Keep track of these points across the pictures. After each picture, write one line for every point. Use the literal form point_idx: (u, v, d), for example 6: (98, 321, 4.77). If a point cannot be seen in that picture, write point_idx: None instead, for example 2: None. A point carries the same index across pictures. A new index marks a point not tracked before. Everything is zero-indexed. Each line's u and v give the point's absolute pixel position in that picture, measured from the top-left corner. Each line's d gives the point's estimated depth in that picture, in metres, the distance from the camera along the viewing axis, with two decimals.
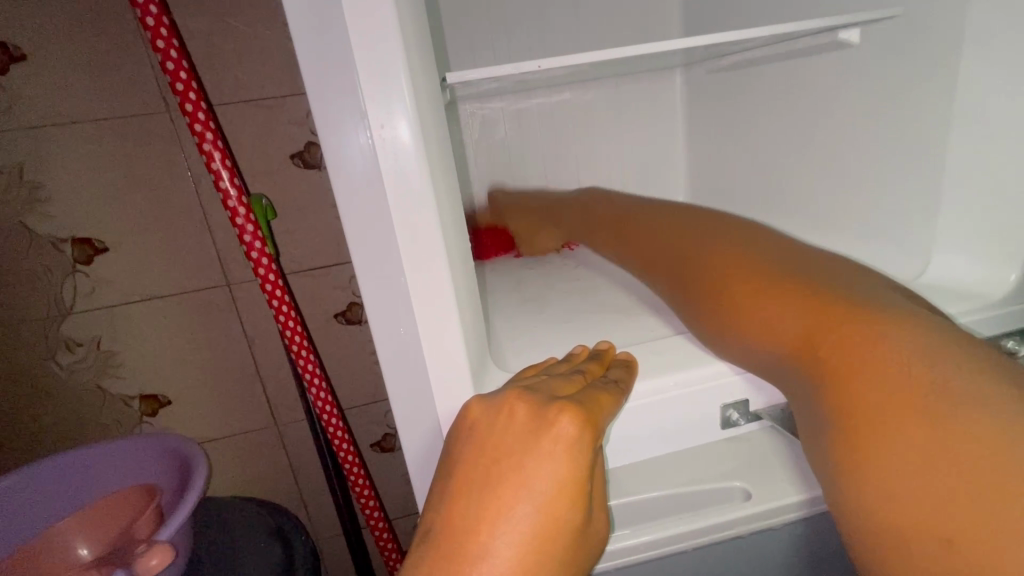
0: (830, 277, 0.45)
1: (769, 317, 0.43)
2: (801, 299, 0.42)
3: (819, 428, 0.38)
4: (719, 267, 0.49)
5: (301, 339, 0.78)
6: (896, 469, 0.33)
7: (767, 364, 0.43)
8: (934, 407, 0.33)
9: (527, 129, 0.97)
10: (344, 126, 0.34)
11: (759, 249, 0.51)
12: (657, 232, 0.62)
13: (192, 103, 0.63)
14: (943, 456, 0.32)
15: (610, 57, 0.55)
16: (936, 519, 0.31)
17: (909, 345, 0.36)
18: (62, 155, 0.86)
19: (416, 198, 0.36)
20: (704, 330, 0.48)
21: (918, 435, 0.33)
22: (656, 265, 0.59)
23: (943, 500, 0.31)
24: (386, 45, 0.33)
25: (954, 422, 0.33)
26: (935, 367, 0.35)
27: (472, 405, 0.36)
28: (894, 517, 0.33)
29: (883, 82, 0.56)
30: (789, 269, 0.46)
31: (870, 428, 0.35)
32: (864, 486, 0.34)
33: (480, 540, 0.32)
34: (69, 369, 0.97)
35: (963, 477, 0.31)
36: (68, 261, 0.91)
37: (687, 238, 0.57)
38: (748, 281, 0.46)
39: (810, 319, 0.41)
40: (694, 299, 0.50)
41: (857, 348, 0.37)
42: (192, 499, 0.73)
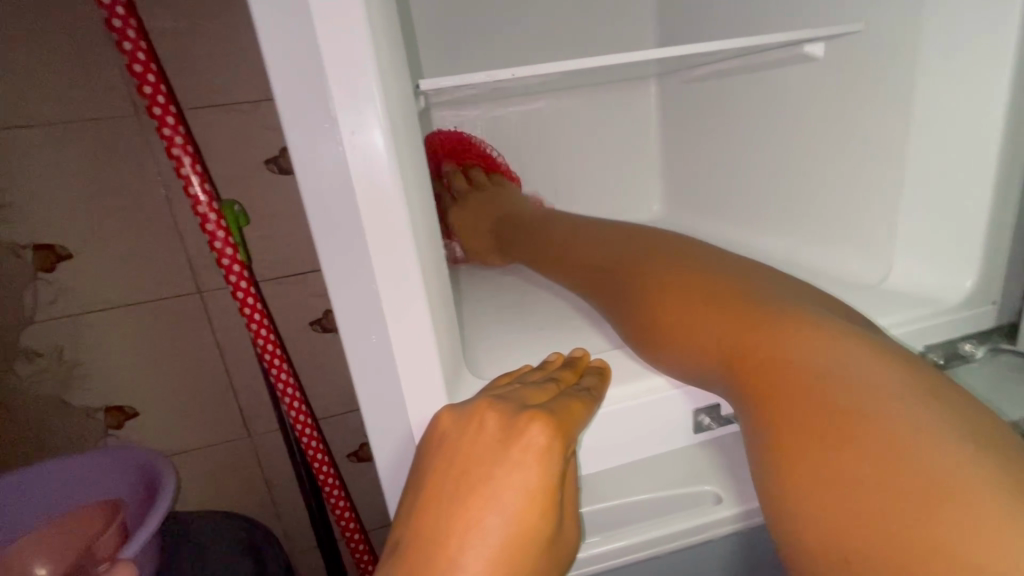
0: (761, 285, 0.45)
1: (701, 332, 0.43)
2: (734, 313, 0.42)
3: (756, 441, 0.38)
4: (646, 284, 0.48)
5: (274, 348, 0.77)
6: (835, 482, 0.33)
7: (702, 377, 0.43)
8: (858, 415, 0.34)
9: (505, 138, 0.98)
10: (314, 132, 0.33)
11: (689, 258, 0.49)
12: (588, 248, 0.59)
13: (160, 106, 0.62)
14: (872, 463, 0.33)
15: (584, 66, 0.56)
16: (868, 527, 0.32)
17: (839, 359, 0.37)
18: (25, 159, 0.83)
19: (387, 205, 0.35)
20: (642, 347, 0.47)
21: (847, 444, 0.34)
22: (591, 283, 0.56)
23: (874, 507, 0.32)
24: (357, 52, 0.32)
25: (878, 428, 0.33)
26: (859, 376, 0.36)
27: (443, 414, 0.36)
28: (839, 533, 0.33)
29: (847, 95, 0.58)
30: (718, 277, 0.46)
31: (801, 439, 0.35)
32: (806, 504, 0.34)
33: (449, 552, 0.32)
34: (28, 380, 0.93)
35: (890, 481, 0.32)
36: (28, 268, 0.88)
37: (614, 256, 0.54)
38: (679, 294, 0.45)
39: (744, 334, 0.41)
40: (626, 313, 0.49)
41: (785, 361, 0.38)
42: (157, 515, 0.70)
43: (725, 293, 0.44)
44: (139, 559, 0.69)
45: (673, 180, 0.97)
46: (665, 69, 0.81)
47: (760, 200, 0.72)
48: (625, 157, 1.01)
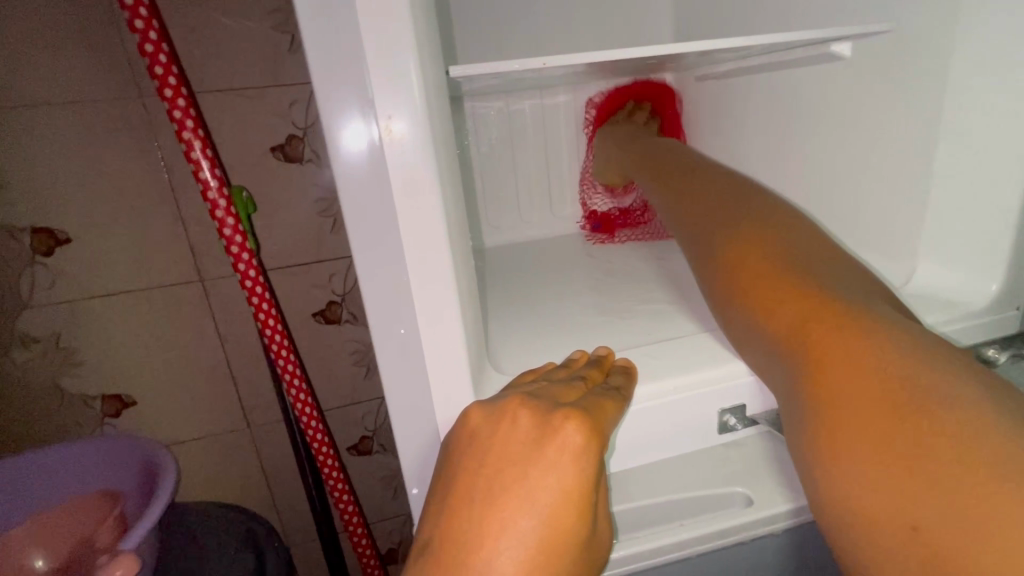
0: (828, 270, 0.45)
1: (766, 308, 0.43)
2: (797, 292, 0.42)
3: (801, 422, 0.39)
4: (733, 238, 0.49)
5: (282, 338, 0.75)
6: (876, 462, 0.34)
7: (763, 354, 0.44)
8: (912, 400, 0.34)
9: (519, 131, 0.95)
10: (351, 117, 0.32)
11: (777, 228, 0.49)
12: (689, 187, 0.59)
13: (171, 88, 0.60)
14: (921, 448, 0.32)
15: (612, 57, 0.54)
16: (910, 509, 0.32)
17: (892, 343, 0.37)
18: (26, 139, 0.81)
19: (421, 193, 0.34)
20: (721, 308, 0.49)
21: (889, 429, 0.34)
22: (688, 210, 0.57)
23: (921, 489, 0.32)
24: (395, 35, 0.31)
25: (929, 415, 0.33)
26: (916, 363, 0.36)
27: (471, 412, 0.35)
28: (878, 513, 0.33)
29: (872, 96, 0.57)
30: (794, 257, 0.46)
31: (843, 423, 0.36)
32: (847, 485, 0.35)
33: (482, 555, 0.30)
34: (23, 367, 0.91)
35: (937, 471, 0.32)
36: (26, 252, 0.85)
37: (724, 186, 0.56)
38: (757, 262, 0.46)
39: (800, 313, 0.41)
40: (714, 263, 0.50)
41: (842, 343, 0.38)
42: (158, 508, 0.69)
43: (795, 273, 0.44)
44: (140, 551, 0.68)
45: None
46: (685, 65, 0.80)
47: None
48: None
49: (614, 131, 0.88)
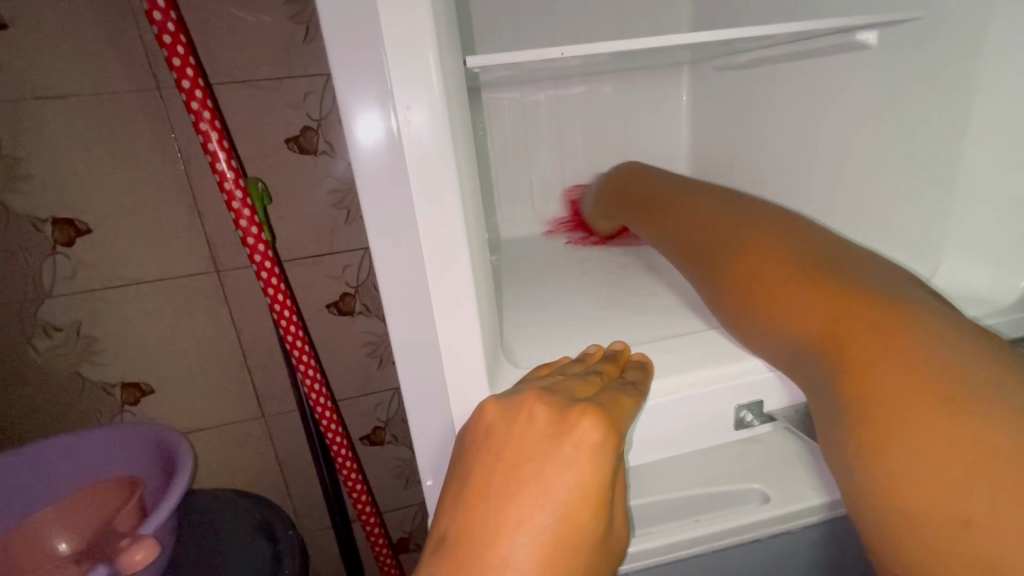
0: (852, 264, 0.45)
1: (791, 305, 0.43)
2: (824, 289, 0.42)
3: (835, 419, 0.39)
4: (743, 254, 0.49)
5: (296, 329, 0.76)
6: (919, 457, 0.34)
7: (787, 353, 0.43)
8: (955, 401, 0.34)
9: (534, 123, 0.95)
10: (368, 110, 0.32)
11: (793, 236, 0.48)
12: (689, 217, 0.58)
13: (189, 80, 0.60)
14: (969, 446, 0.33)
15: (630, 47, 0.53)
16: (960, 506, 0.32)
17: (931, 338, 0.37)
18: (45, 130, 0.82)
19: (439, 185, 0.34)
20: (731, 321, 0.48)
21: (933, 424, 0.34)
22: (694, 237, 0.56)
23: (965, 483, 0.32)
24: (413, 26, 0.31)
25: (970, 412, 0.34)
26: (958, 362, 0.36)
27: (488, 406, 0.34)
28: (924, 510, 0.33)
29: (896, 87, 0.55)
30: (812, 256, 0.46)
31: (883, 418, 0.35)
32: (888, 478, 0.35)
33: (497, 552, 0.30)
34: (47, 354, 0.93)
35: (980, 466, 0.32)
36: (47, 242, 0.87)
37: (722, 212, 0.55)
38: (778, 265, 0.46)
39: (832, 309, 0.41)
40: (721, 283, 0.49)
41: (880, 342, 0.38)
42: (176, 493, 0.70)
43: (820, 273, 0.44)
44: (161, 535, 0.70)
45: (702, 171, 0.96)
46: (703, 55, 0.79)
47: (797, 190, 0.70)
48: (654, 144, 1.00)
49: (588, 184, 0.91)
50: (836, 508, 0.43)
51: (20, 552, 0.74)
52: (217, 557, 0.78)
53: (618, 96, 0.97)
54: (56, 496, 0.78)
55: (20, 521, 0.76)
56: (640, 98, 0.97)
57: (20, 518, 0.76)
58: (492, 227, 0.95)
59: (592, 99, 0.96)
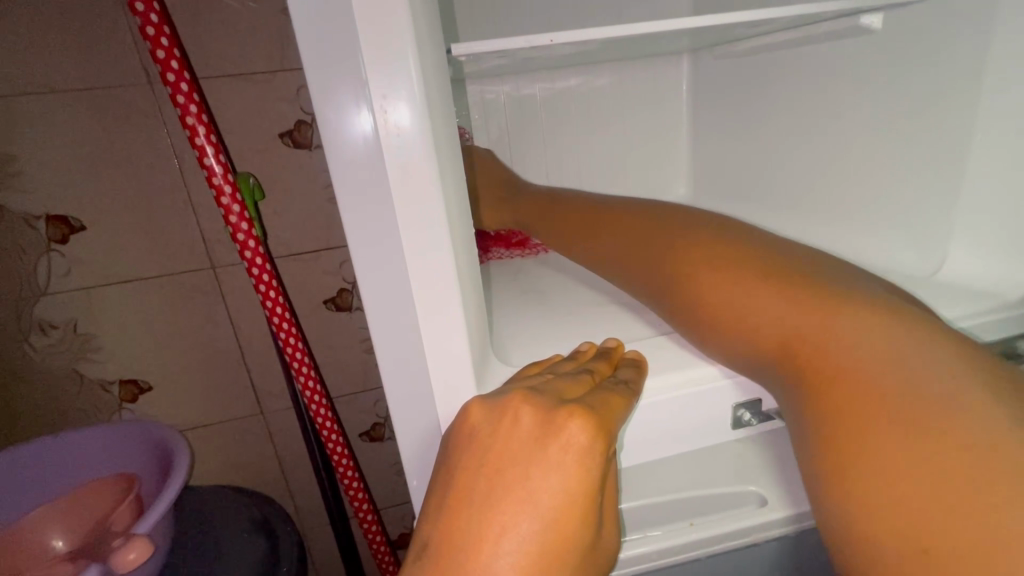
0: (816, 269, 0.44)
1: (750, 312, 0.41)
2: (785, 295, 0.41)
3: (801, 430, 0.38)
4: (688, 260, 0.46)
5: (290, 326, 0.75)
6: (882, 471, 0.33)
7: (749, 361, 0.42)
8: (918, 413, 0.33)
9: (529, 115, 0.93)
10: (344, 101, 0.31)
11: (746, 241, 0.47)
12: (621, 228, 0.55)
13: (174, 72, 0.59)
14: (937, 470, 0.32)
15: (625, 34, 0.51)
16: (926, 533, 0.31)
17: (894, 348, 0.36)
18: (36, 126, 0.81)
19: (419, 182, 0.33)
20: (682, 329, 0.46)
21: (896, 438, 0.33)
22: (625, 250, 0.53)
23: (924, 496, 0.32)
24: (389, 14, 0.29)
25: (934, 424, 0.33)
26: (927, 378, 0.35)
27: (473, 407, 0.33)
28: (885, 525, 0.33)
29: (904, 74, 0.53)
30: (777, 261, 0.44)
31: (849, 432, 0.35)
32: (851, 492, 0.34)
33: (481, 560, 0.29)
34: (43, 353, 0.93)
35: (941, 479, 0.32)
36: (42, 239, 0.86)
37: (658, 222, 0.52)
38: (732, 269, 0.44)
39: (796, 317, 0.40)
40: (667, 291, 0.47)
41: (844, 359, 0.37)
42: (171, 491, 0.69)
43: (779, 278, 0.42)
44: (156, 533, 0.69)
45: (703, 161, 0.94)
46: (704, 42, 0.77)
47: (798, 182, 0.68)
48: (654, 134, 0.97)
49: (502, 179, 0.83)
50: None
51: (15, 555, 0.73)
52: (216, 554, 0.78)
53: (616, 85, 0.94)
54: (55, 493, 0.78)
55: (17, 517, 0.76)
56: (639, 87, 0.95)
57: (19, 514, 0.76)
58: None
59: (590, 89, 0.93)
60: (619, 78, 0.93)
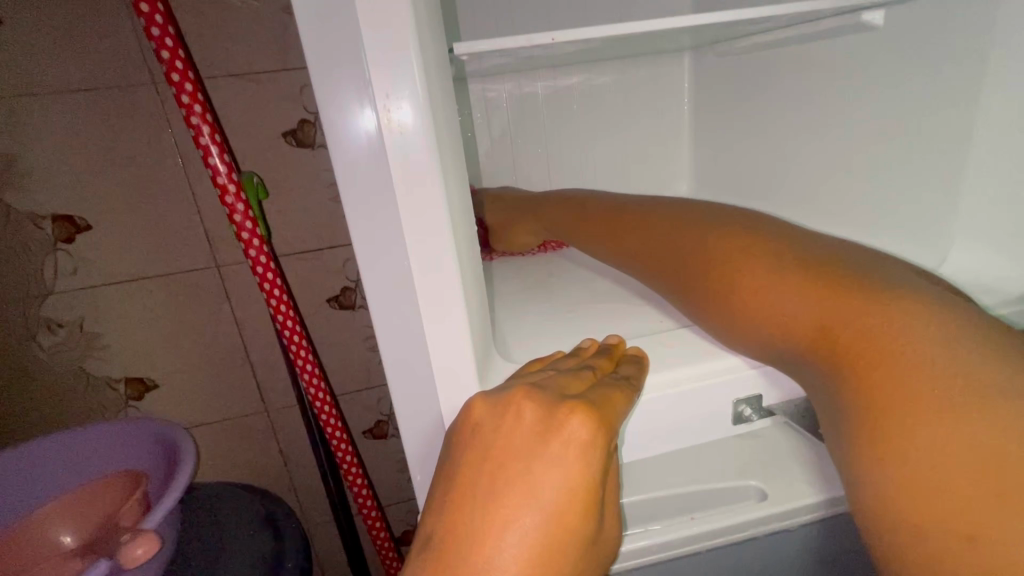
0: (843, 260, 0.43)
1: (780, 302, 0.41)
2: (815, 285, 0.41)
3: (836, 419, 0.37)
4: (716, 255, 0.46)
5: (293, 324, 0.75)
6: (920, 457, 0.32)
7: (781, 350, 0.42)
8: (958, 398, 0.32)
9: (531, 114, 0.94)
10: (347, 100, 0.31)
11: (767, 234, 0.47)
12: (645, 226, 0.56)
13: (179, 73, 0.59)
14: (986, 451, 0.31)
15: (626, 32, 0.52)
16: (969, 519, 0.30)
17: (930, 334, 0.35)
18: (42, 127, 0.81)
19: (421, 180, 0.33)
20: (709, 322, 0.46)
21: (934, 423, 0.32)
22: (651, 247, 0.53)
23: (966, 482, 0.31)
24: (391, 14, 0.30)
25: (974, 409, 0.32)
26: (961, 357, 0.34)
27: (475, 403, 0.33)
28: (924, 511, 0.32)
29: (904, 71, 0.54)
30: (797, 251, 0.44)
31: (884, 417, 0.34)
32: (887, 477, 0.33)
33: (483, 553, 0.30)
34: (51, 351, 0.94)
35: (984, 465, 0.31)
36: (48, 239, 0.87)
37: (680, 220, 0.53)
38: (759, 261, 0.44)
39: (826, 305, 0.39)
40: (693, 286, 0.47)
41: (881, 342, 0.36)
42: (178, 488, 0.70)
43: (808, 269, 0.42)
44: (162, 529, 0.70)
45: (704, 159, 0.94)
46: (705, 39, 0.77)
47: (800, 179, 0.68)
48: (656, 132, 0.98)
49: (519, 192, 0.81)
50: (835, 506, 0.43)
51: (19, 556, 0.73)
52: (222, 550, 0.79)
53: (618, 83, 0.94)
54: (54, 493, 0.78)
55: (17, 518, 0.76)
56: (641, 85, 0.95)
57: (19, 514, 0.76)
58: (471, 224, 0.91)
59: (592, 87, 0.94)
60: (621, 75, 0.93)
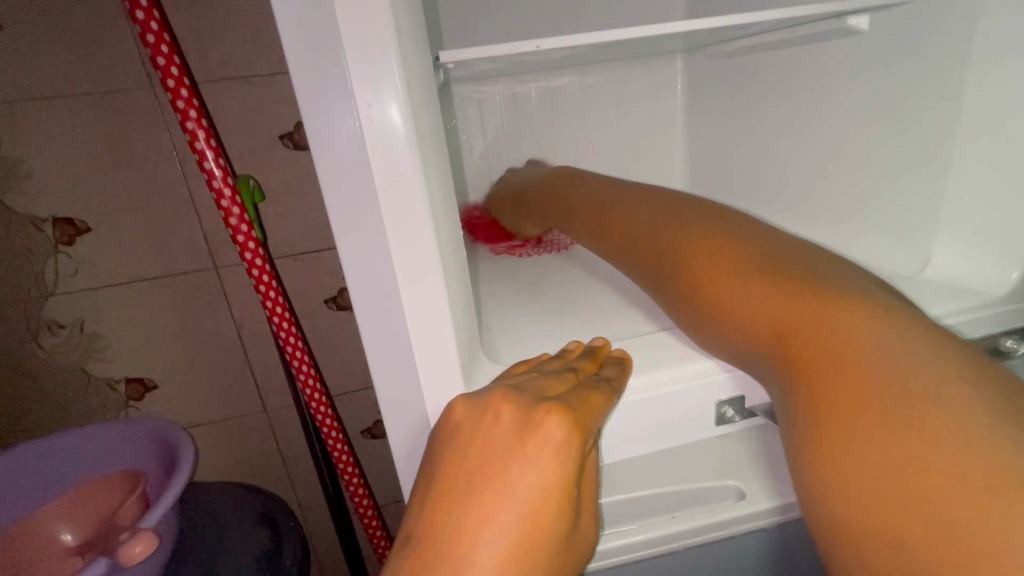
0: (813, 266, 0.44)
1: (746, 307, 0.42)
2: (780, 291, 0.41)
3: (792, 421, 0.38)
4: (691, 255, 0.47)
5: (289, 325, 0.76)
6: (868, 460, 0.33)
7: (745, 354, 0.43)
8: (907, 405, 0.33)
9: (524, 116, 0.94)
10: (331, 109, 0.32)
11: (744, 235, 0.48)
12: (630, 218, 0.56)
13: (174, 79, 0.60)
14: (930, 456, 0.32)
15: (613, 37, 0.52)
16: (912, 522, 0.31)
17: (886, 342, 0.36)
18: (42, 130, 0.83)
19: (405, 185, 0.34)
20: (683, 321, 0.47)
21: (883, 428, 0.33)
22: (635, 240, 0.54)
23: (909, 486, 0.32)
24: (373, 25, 0.31)
25: (922, 416, 0.33)
26: (914, 367, 0.35)
27: (456, 405, 0.34)
28: (869, 513, 0.32)
29: (890, 74, 0.54)
30: (768, 256, 0.45)
31: (836, 421, 0.35)
32: (837, 478, 0.34)
33: (461, 549, 0.30)
34: (52, 352, 0.95)
35: (928, 470, 0.31)
36: (49, 241, 0.88)
37: (663, 215, 0.53)
38: (729, 265, 0.45)
39: (788, 310, 0.40)
40: (671, 287, 0.48)
41: (838, 348, 0.37)
42: (176, 488, 0.71)
43: (775, 274, 0.43)
44: (161, 527, 0.71)
45: (697, 160, 0.94)
46: (696, 42, 0.77)
47: (787, 181, 0.68)
48: (650, 134, 0.98)
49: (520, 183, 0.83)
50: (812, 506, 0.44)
51: (19, 560, 0.74)
52: (220, 548, 0.80)
53: (611, 84, 0.95)
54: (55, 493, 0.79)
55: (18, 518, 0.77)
56: (634, 87, 0.96)
57: (18, 515, 0.77)
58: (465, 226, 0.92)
59: (585, 89, 0.94)
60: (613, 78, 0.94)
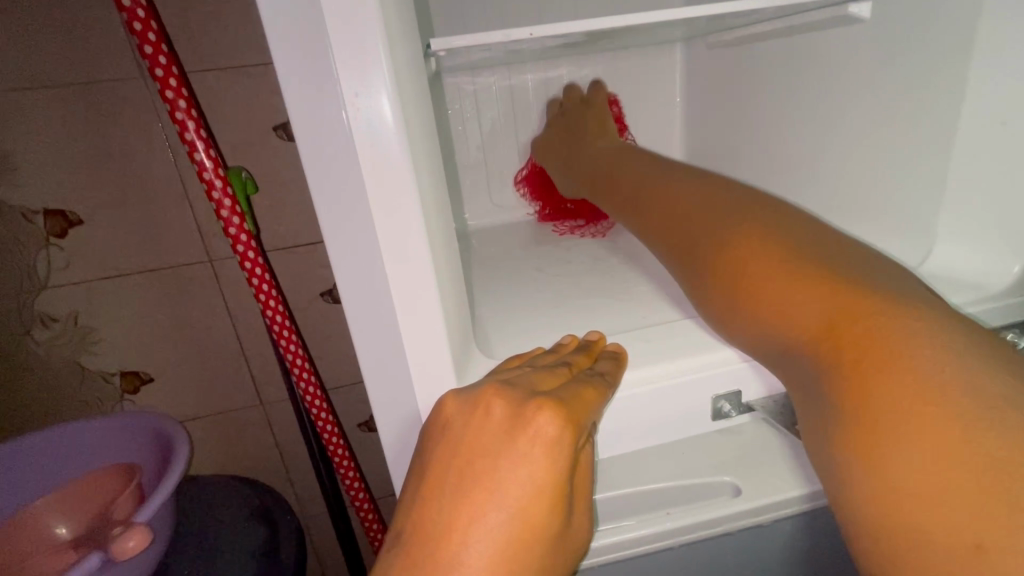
0: (843, 252, 0.41)
1: (778, 296, 0.39)
2: (815, 279, 0.38)
3: (825, 418, 0.36)
4: (718, 240, 0.45)
5: (283, 319, 0.76)
6: (911, 464, 0.31)
7: (777, 344, 0.40)
8: (955, 407, 0.30)
9: (522, 107, 0.93)
10: (316, 97, 0.31)
11: (772, 217, 0.45)
12: (656, 193, 0.54)
13: (162, 68, 0.59)
14: (983, 463, 0.29)
15: (609, 25, 0.51)
16: (962, 531, 0.28)
17: (932, 338, 0.33)
18: (31, 122, 0.81)
19: (393, 175, 0.33)
20: (706, 309, 0.45)
21: (930, 432, 0.30)
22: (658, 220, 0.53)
23: (958, 493, 0.29)
24: (358, 10, 0.30)
25: (972, 420, 0.30)
26: (960, 365, 0.32)
27: (446, 401, 0.34)
28: (909, 517, 0.30)
29: (891, 63, 0.53)
30: (797, 240, 0.42)
31: (877, 421, 0.32)
32: (875, 481, 0.32)
33: (450, 548, 0.30)
34: (45, 346, 0.94)
35: (982, 478, 0.29)
36: (40, 233, 0.87)
37: (691, 189, 0.51)
38: (758, 250, 0.42)
39: (826, 301, 0.37)
40: (694, 271, 0.47)
41: (882, 342, 0.34)
42: (170, 481, 0.70)
43: (807, 261, 0.40)
44: (155, 521, 0.71)
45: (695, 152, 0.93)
46: (695, 31, 0.76)
47: (785, 173, 0.67)
48: (648, 124, 0.97)
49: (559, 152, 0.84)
50: (803, 502, 0.44)
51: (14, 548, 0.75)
52: (215, 542, 0.79)
53: (609, 74, 0.94)
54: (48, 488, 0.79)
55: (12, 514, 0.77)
56: (632, 76, 0.95)
57: (12, 510, 0.77)
58: (459, 219, 0.91)
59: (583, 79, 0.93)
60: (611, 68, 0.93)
